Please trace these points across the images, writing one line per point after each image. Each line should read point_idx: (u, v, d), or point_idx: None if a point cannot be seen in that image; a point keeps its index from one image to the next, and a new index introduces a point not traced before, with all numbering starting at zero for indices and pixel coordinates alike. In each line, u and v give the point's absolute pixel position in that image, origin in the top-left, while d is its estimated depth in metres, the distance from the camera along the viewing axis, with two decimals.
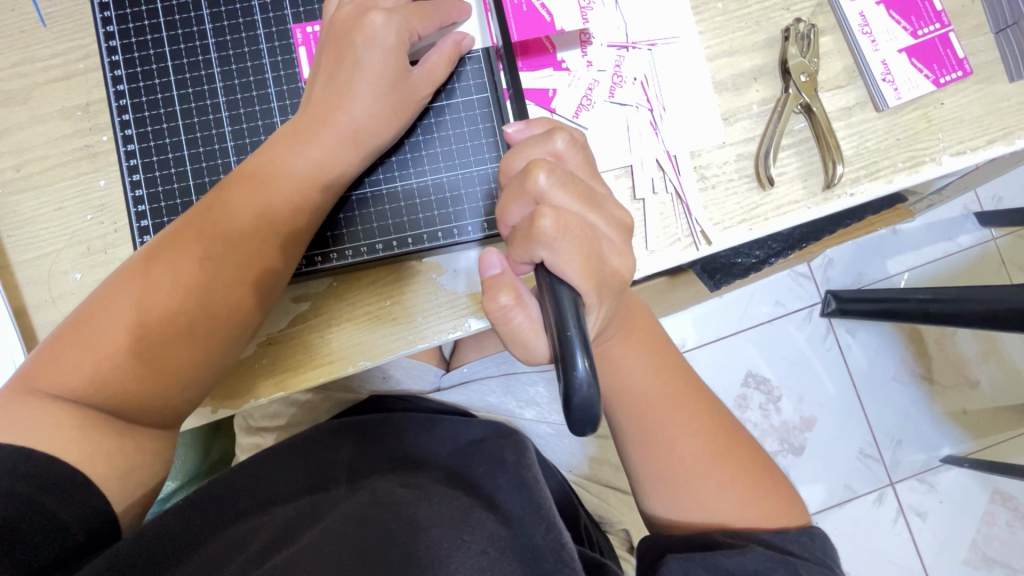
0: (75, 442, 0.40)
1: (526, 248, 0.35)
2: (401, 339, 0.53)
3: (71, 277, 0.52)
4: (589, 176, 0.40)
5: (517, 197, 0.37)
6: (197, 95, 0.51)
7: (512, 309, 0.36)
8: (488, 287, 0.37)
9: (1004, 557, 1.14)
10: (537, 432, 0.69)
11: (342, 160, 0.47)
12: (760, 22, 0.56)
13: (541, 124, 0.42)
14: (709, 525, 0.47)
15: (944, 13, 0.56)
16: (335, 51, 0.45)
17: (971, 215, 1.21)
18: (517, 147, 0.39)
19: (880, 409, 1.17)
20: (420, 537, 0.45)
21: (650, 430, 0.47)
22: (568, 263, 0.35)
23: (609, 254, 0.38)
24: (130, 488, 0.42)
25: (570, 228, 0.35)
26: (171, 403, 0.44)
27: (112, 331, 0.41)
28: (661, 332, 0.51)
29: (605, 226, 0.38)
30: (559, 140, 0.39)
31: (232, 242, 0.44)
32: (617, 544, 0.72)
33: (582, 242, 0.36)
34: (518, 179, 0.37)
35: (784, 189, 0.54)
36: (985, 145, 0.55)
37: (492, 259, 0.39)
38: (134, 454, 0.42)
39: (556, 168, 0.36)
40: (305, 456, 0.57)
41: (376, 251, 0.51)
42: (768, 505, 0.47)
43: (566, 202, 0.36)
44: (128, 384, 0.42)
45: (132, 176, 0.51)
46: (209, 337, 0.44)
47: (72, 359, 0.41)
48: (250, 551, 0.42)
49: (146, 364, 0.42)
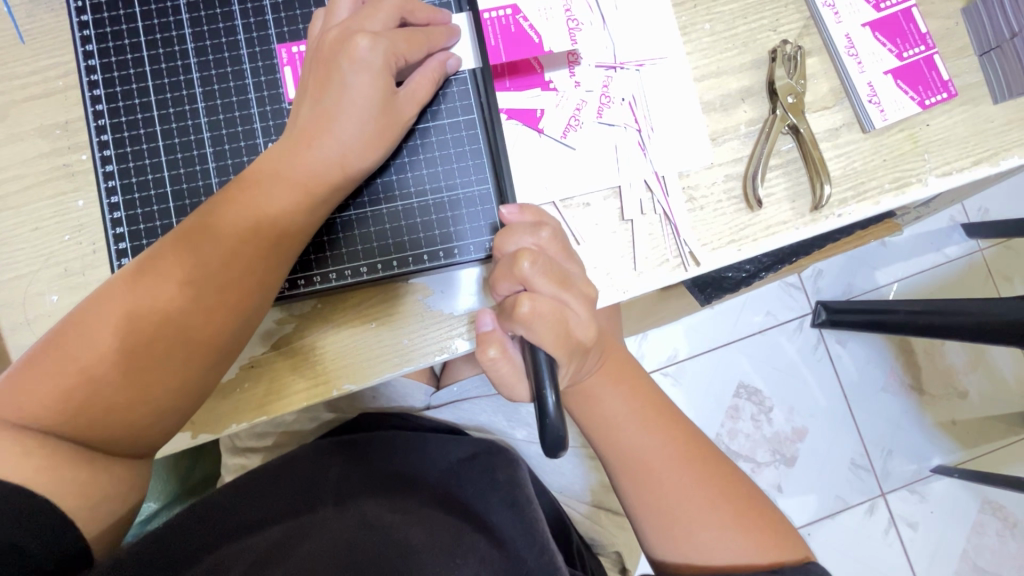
0: (44, 472, 0.38)
1: (510, 324, 0.40)
2: (387, 362, 0.52)
3: (47, 299, 0.51)
4: (568, 259, 0.43)
5: (504, 276, 0.41)
6: (178, 115, 0.51)
7: (499, 360, 0.41)
8: (481, 341, 0.42)
9: (995, 567, 1.15)
10: (529, 453, 0.68)
11: (327, 184, 0.46)
12: (748, 43, 0.56)
13: (532, 212, 0.46)
14: (698, 552, 0.47)
15: (929, 35, 0.56)
16: (322, 73, 0.45)
17: (959, 226, 1.23)
18: (506, 233, 0.43)
19: (870, 422, 1.17)
20: (413, 563, 0.45)
21: (634, 459, 0.48)
22: (543, 337, 0.39)
23: (578, 328, 0.41)
24: (102, 515, 0.41)
25: (547, 310, 0.39)
26: (147, 432, 0.42)
27: (86, 359, 0.40)
28: (639, 365, 0.53)
29: (577, 303, 0.41)
30: (544, 233, 0.43)
31: (212, 266, 0.43)
32: (609, 565, 0.71)
33: (554, 324, 0.39)
34: (507, 262, 0.41)
35: (773, 210, 0.54)
36: (971, 166, 0.55)
37: (486, 317, 0.43)
38: (106, 482, 0.41)
39: (540, 257, 0.40)
40: (288, 479, 0.55)
41: (360, 274, 0.51)
42: (754, 539, 0.46)
43: (545, 286, 0.40)
44: (103, 414, 0.41)
45: (111, 197, 0.50)
46: (188, 364, 0.42)
47: (43, 390, 0.40)
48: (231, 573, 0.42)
49: (121, 394, 0.41)
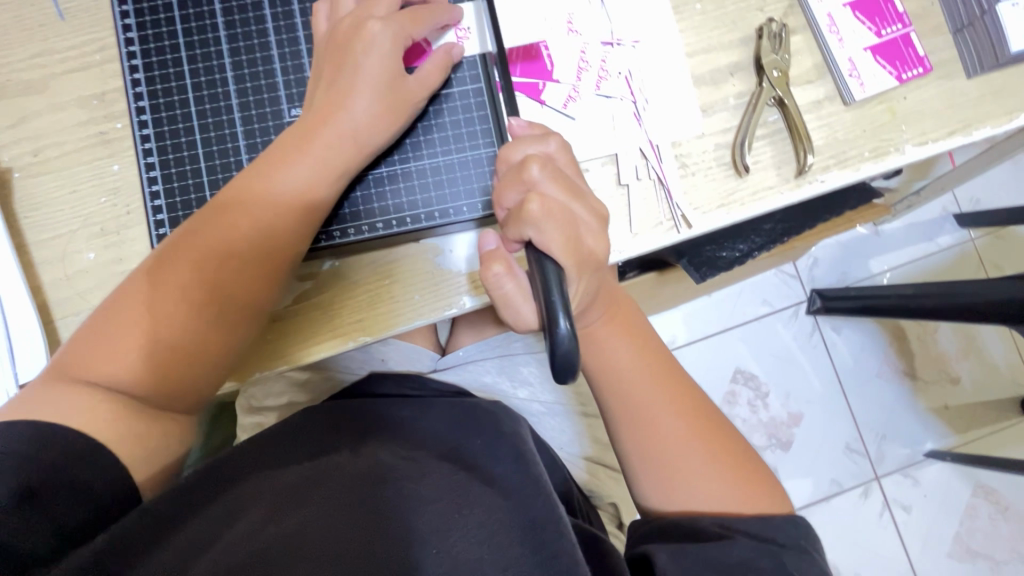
0: (111, 421, 0.43)
1: (517, 227, 0.42)
2: (400, 316, 0.56)
3: (85, 257, 0.54)
4: (575, 173, 0.47)
5: (512, 184, 0.44)
6: (209, 83, 0.55)
7: (504, 278, 0.43)
8: (484, 258, 0.44)
9: (987, 549, 1.18)
10: (531, 411, 0.72)
11: (344, 159, 0.49)
12: (736, 22, 0.60)
13: (539, 129, 0.50)
14: (695, 505, 0.50)
15: (906, 15, 0.60)
16: (336, 56, 0.49)
17: (950, 216, 1.27)
18: (516, 141, 0.46)
19: (864, 403, 1.21)
20: (419, 512, 0.46)
21: (639, 412, 0.51)
22: (552, 239, 0.42)
23: (586, 236, 0.44)
24: (153, 464, 0.45)
25: (554, 211, 0.42)
26: (195, 387, 0.47)
27: (137, 325, 0.45)
28: (649, 324, 0.56)
29: (585, 214, 0.44)
30: (552, 143, 0.46)
31: (247, 236, 0.47)
32: (607, 519, 0.74)
33: (562, 223, 0.42)
34: (515, 170, 0.44)
35: (759, 177, 0.58)
36: (946, 137, 0.59)
37: (489, 239, 0.46)
38: (159, 435, 0.46)
39: (548, 164, 0.43)
40: (302, 436, 0.56)
41: (377, 230, 0.55)
42: (740, 490, 0.50)
43: (553, 191, 0.43)
44: (155, 370, 0.45)
45: (147, 158, 0.54)
46: (230, 322, 0.47)
47: (105, 352, 0.44)
48: (249, 518, 0.43)
49: (169, 354, 0.45)
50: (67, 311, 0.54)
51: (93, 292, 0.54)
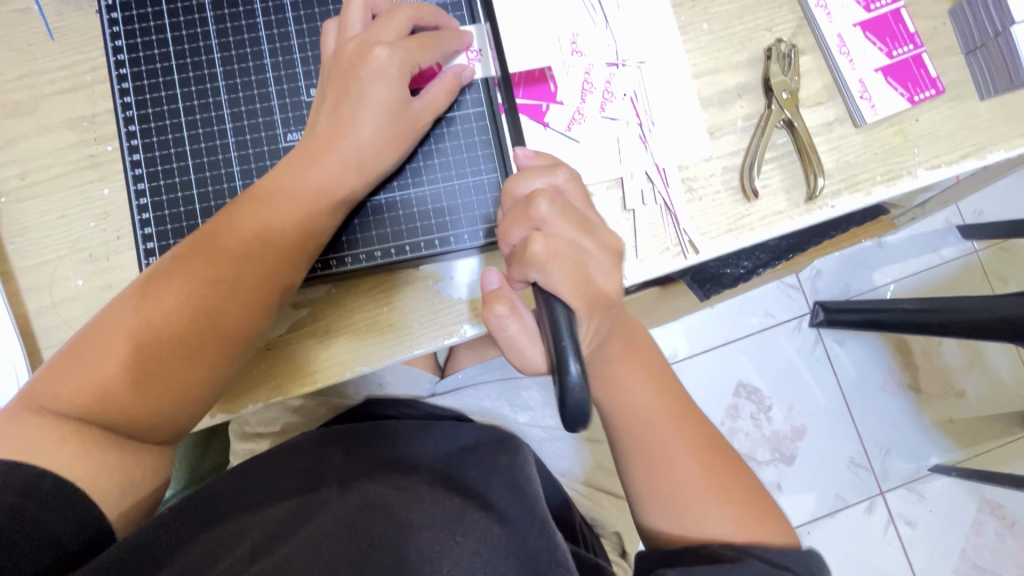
0: (78, 459, 0.40)
1: (523, 268, 0.40)
2: (398, 345, 0.54)
3: (72, 283, 0.53)
4: (586, 206, 0.45)
5: (518, 220, 0.42)
6: (202, 107, 0.53)
7: (507, 319, 0.41)
8: (487, 299, 0.42)
9: (994, 566, 1.16)
10: (531, 437, 0.69)
11: (344, 185, 0.48)
12: (744, 42, 0.58)
13: (546, 157, 0.48)
14: (706, 538, 0.48)
15: (917, 35, 0.59)
16: (342, 83, 0.47)
17: (954, 228, 1.25)
18: (523, 174, 0.44)
19: (869, 420, 1.19)
20: (409, 541, 0.44)
21: (648, 446, 0.49)
22: (560, 279, 0.40)
23: (596, 273, 0.42)
24: (125, 502, 0.43)
25: (561, 251, 0.40)
26: (176, 422, 0.45)
27: (118, 354, 0.43)
28: (660, 353, 0.54)
29: (596, 249, 0.43)
30: (561, 174, 0.44)
31: (240, 266, 0.45)
32: (609, 547, 0.72)
33: (571, 265, 0.40)
34: (521, 205, 0.42)
35: (768, 201, 0.56)
36: (959, 160, 0.57)
37: (491, 277, 0.44)
38: (134, 470, 0.43)
39: (556, 198, 0.42)
40: (294, 462, 0.54)
41: (374, 258, 0.53)
42: (752, 521, 0.49)
43: (562, 229, 0.41)
44: (134, 403, 0.43)
45: (137, 184, 0.52)
46: (217, 355, 0.45)
47: (79, 381, 0.42)
48: (234, 557, 0.41)
49: (150, 386, 0.43)
50: (54, 340, 0.52)
51: (80, 320, 0.52)
